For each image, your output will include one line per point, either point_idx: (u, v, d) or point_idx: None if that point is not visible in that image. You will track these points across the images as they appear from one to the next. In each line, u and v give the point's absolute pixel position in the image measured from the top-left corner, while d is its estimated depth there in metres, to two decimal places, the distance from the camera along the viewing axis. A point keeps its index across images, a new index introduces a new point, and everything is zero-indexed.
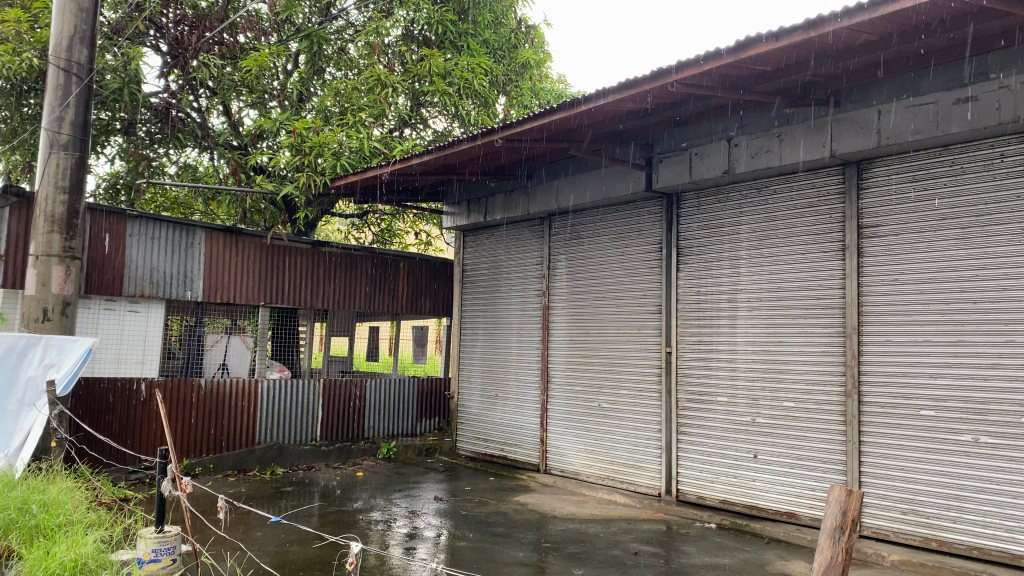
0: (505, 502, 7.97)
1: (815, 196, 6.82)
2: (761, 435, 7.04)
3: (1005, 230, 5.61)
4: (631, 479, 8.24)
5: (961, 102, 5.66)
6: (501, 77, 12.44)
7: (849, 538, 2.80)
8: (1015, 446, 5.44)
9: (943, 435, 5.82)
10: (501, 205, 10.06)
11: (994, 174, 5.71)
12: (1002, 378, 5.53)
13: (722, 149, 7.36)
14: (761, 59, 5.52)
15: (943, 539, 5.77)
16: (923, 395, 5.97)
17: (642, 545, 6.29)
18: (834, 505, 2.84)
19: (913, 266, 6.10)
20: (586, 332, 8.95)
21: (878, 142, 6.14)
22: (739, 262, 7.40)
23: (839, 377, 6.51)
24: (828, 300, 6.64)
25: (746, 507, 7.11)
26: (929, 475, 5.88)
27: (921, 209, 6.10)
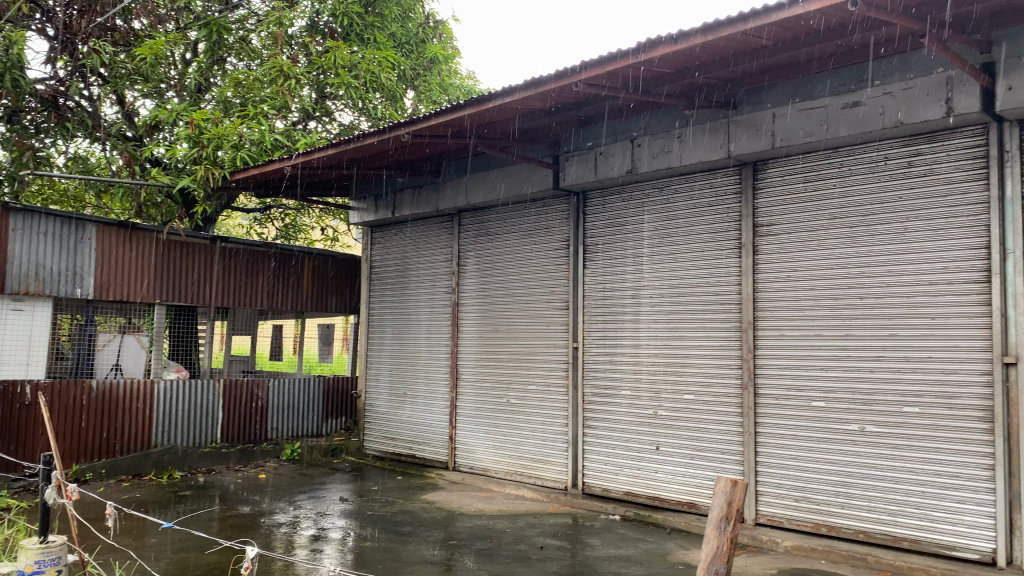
0: (412, 501, 7.92)
1: (714, 196, 7.03)
2: (663, 428, 7.22)
3: (888, 230, 5.91)
4: (539, 474, 8.31)
5: (849, 107, 5.94)
6: (409, 71, 12.32)
7: (734, 527, 2.90)
8: (897, 434, 5.75)
9: (832, 425, 6.10)
10: (408, 201, 9.97)
11: (878, 177, 6.00)
12: (886, 370, 5.84)
13: (625, 149, 7.50)
14: (662, 61, 5.64)
15: (832, 524, 6.05)
16: (814, 386, 6.23)
17: (548, 539, 6.35)
18: (721, 495, 2.92)
19: (804, 264, 6.36)
20: (494, 329, 8.97)
21: (772, 144, 6.37)
22: (642, 260, 7.55)
23: (737, 370, 6.73)
24: (726, 296, 6.86)
25: (648, 498, 7.27)
26: (820, 463, 6.15)
27: (813, 209, 6.36)
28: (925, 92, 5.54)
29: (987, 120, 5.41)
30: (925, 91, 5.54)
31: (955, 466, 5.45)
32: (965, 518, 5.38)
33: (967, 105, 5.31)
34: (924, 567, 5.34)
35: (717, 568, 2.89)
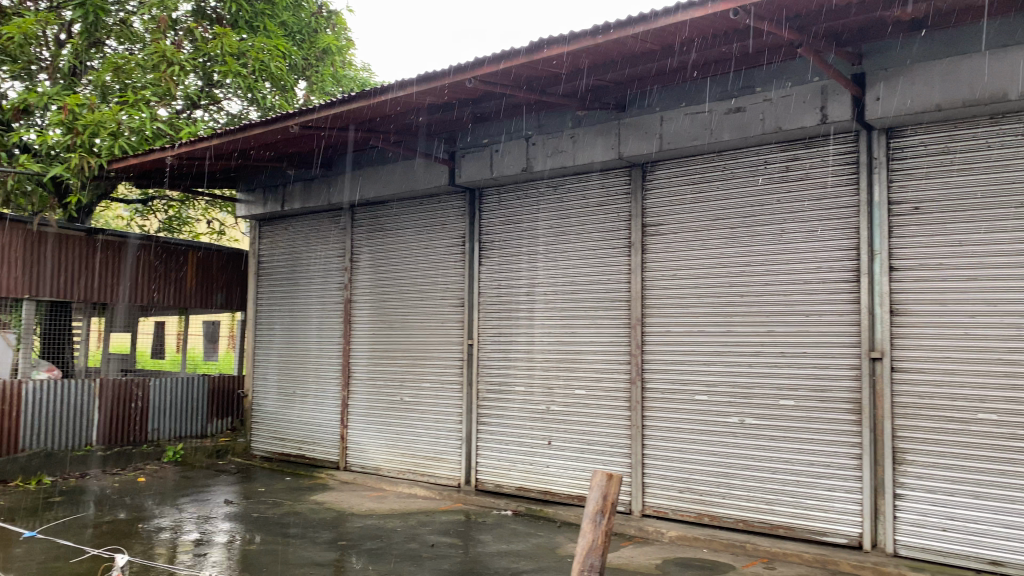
0: (301, 502, 7.74)
1: (605, 195, 7.17)
2: (555, 423, 7.31)
3: (767, 231, 6.17)
4: (432, 472, 8.28)
5: (732, 113, 6.17)
6: (300, 61, 12.02)
7: (608, 520, 3.24)
8: (774, 426, 6.02)
9: (715, 418, 6.33)
10: (299, 194, 9.74)
11: (758, 180, 6.26)
12: (765, 365, 6.10)
13: (520, 147, 7.55)
14: (554, 61, 5.70)
15: (713, 514, 6.28)
16: (698, 380, 6.45)
17: (439, 537, 6.33)
18: (596, 489, 3.26)
19: (690, 263, 6.57)
20: (387, 326, 8.87)
21: (660, 146, 6.56)
22: (536, 257, 7.62)
23: (625, 365, 6.89)
24: (616, 294, 7.01)
25: (540, 493, 7.35)
26: (703, 455, 6.37)
27: (698, 210, 6.57)
28: (802, 100, 5.81)
29: (857, 128, 5.73)
30: (802, 99, 5.81)
31: (826, 456, 5.76)
32: (835, 504, 5.70)
33: (840, 113, 5.61)
34: (798, 552, 5.62)
35: (592, 560, 3.20)
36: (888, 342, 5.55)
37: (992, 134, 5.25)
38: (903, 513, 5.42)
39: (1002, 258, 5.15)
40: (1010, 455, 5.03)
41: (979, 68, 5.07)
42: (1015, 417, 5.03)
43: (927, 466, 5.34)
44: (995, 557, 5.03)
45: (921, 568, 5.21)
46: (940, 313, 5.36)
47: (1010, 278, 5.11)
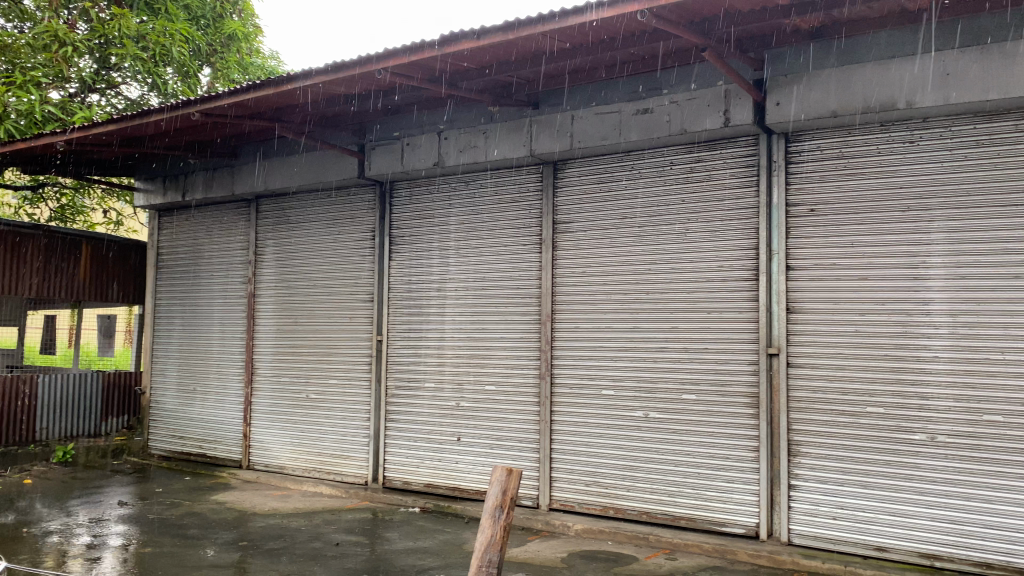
0: (201, 502, 7.49)
1: (517, 192, 7.20)
2: (464, 418, 7.30)
3: (674, 230, 6.31)
4: (338, 470, 8.15)
5: (640, 113, 6.29)
6: (204, 47, 11.62)
7: (507, 514, 3.46)
8: (677, 419, 6.17)
9: (620, 412, 6.45)
10: (201, 183, 9.41)
11: (666, 180, 6.39)
12: (670, 360, 6.24)
13: (432, 141, 7.50)
14: (465, 55, 5.67)
15: (618, 506, 6.39)
16: (605, 375, 6.55)
17: (345, 535, 6.23)
18: (495, 485, 3.48)
19: (599, 260, 6.66)
20: (293, 321, 8.67)
21: (571, 145, 6.62)
22: (447, 253, 7.58)
23: (535, 361, 6.94)
24: (526, 290, 7.05)
25: (449, 489, 7.34)
26: (609, 449, 6.48)
27: (607, 208, 6.66)
28: (707, 103, 5.97)
29: (758, 132, 5.93)
30: (707, 102, 5.97)
31: (726, 448, 5.94)
32: (734, 495, 5.89)
33: (742, 117, 5.79)
34: (698, 543, 5.78)
35: (491, 555, 3.42)
36: (785, 338, 5.76)
37: (883, 140, 5.51)
38: (797, 503, 5.64)
39: (890, 259, 5.42)
40: (895, 446, 5.31)
41: (872, 78, 5.32)
42: (900, 410, 5.32)
43: (820, 457, 5.58)
44: (881, 543, 5.30)
45: (813, 555, 5.44)
46: (833, 311, 5.61)
47: (897, 278, 5.39)
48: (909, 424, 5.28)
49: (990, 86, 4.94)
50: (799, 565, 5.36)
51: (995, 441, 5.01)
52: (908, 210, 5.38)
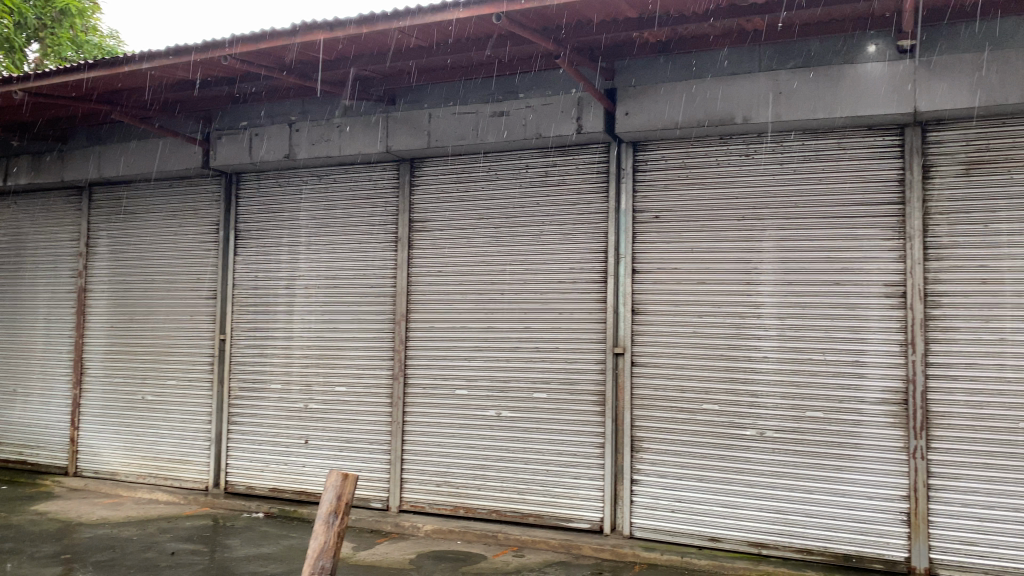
0: (18, 513, 6.90)
1: (371, 189, 7.09)
2: (312, 420, 7.11)
3: (528, 232, 6.40)
4: (176, 475, 7.74)
5: (496, 116, 6.33)
6: (32, 21, 10.72)
7: (341, 520, 3.58)
8: (528, 419, 6.27)
9: (472, 412, 6.47)
10: (25, 167, 8.67)
11: (521, 182, 6.48)
12: (521, 359, 6.33)
13: (282, 133, 7.23)
14: (318, 46, 5.52)
15: (469, 505, 6.42)
16: (457, 376, 6.55)
17: (181, 544, 5.92)
18: (331, 489, 3.57)
19: (453, 260, 6.66)
20: (129, 318, 8.15)
21: (428, 144, 6.57)
22: (298, 249, 7.36)
23: (387, 361, 6.85)
24: (380, 289, 6.95)
25: (295, 493, 7.12)
26: (460, 449, 6.49)
27: (462, 208, 6.67)
28: (561, 109, 6.10)
29: (609, 140, 6.12)
30: (561, 108, 6.10)
31: (573, 446, 6.10)
32: (580, 492, 6.05)
33: (594, 125, 5.95)
34: (545, 539, 5.90)
35: (323, 561, 3.52)
36: (630, 338, 5.98)
37: (722, 152, 5.83)
38: (639, 497, 5.87)
39: (728, 266, 5.74)
40: (728, 442, 5.63)
41: (715, 93, 5.61)
42: (733, 407, 5.64)
43: (661, 453, 5.83)
44: (714, 533, 5.61)
45: (652, 548, 5.68)
46: (675, 313, 5.87)
47: (733, 284, 5.72)
48: (741, 420, 5.61)
49: (817, 106, 5.33)
50: (639, 557, 5.58)
51: (816, 435, 5.41)
52: (744, 219, 5.72)
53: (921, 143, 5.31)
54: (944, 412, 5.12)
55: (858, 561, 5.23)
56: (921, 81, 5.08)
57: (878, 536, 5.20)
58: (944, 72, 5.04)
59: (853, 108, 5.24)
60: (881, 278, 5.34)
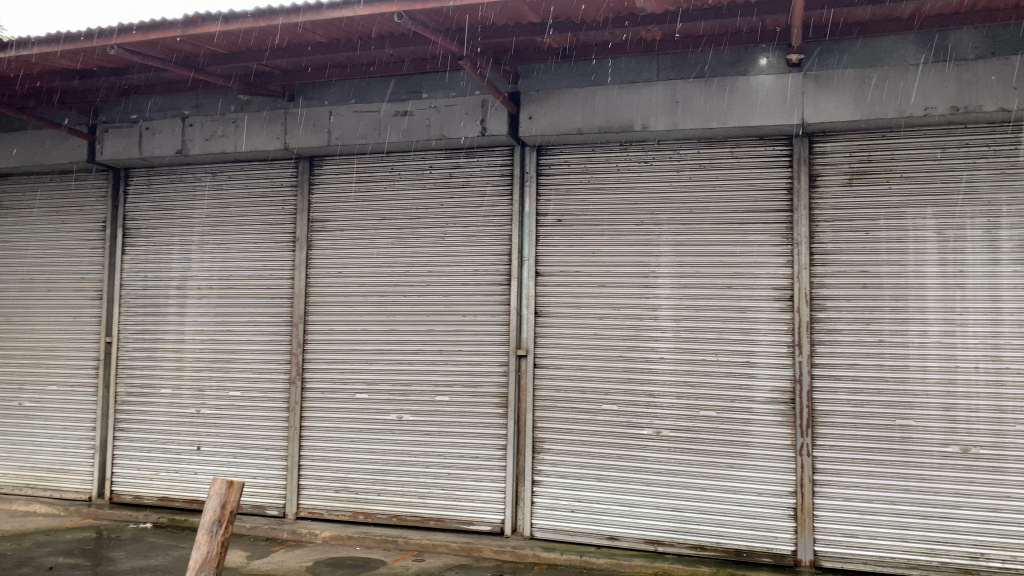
0: None
1: (270, 187, 6.90)
2: (205, 426, 6.85)
3: (430, 233, 6.36)
4: (56, 486, 7.32)
5: (399, 115, 6.28)
6: None
7: (225, 529, 3.74)
8: (429, 422, 6.22)
9: (372, 415, 6.38)
10: None
11: (424, 183, 6.43)
12: (423, 362, 6.29)
13: (174, 127, 6.96)
14: (213, 38, 5.33)
15: (368, 511, 6.32)
16: (357, 379, 6.44)
17: (60, 558, 5.60)
18: (215, 498, 3.73)
19: (354, 261, 6.55)
20: (5, 319, 7.67)
21: (328, 142, 6.44)
22: (191, 248, 7.09)
23: (285, 364, 6.67)
24: (278, 290, 6.77)
25: (186, 502, 6.85)
26: (359, 453, 6.39)
27: (363, 208, 6.57)
28: (464, 110, 6.10)
29: (512, 142, 6.16)
30: (464, 109, 6.10)
31: (475, 448, 6.09)
32: (481, 494, 6.05)
33: (498, 127, 5.98)
34: (446, 542, 5.87)
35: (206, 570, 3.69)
36: (532, 341, 6.02)
37: (623, 158, 5.95)
38: (540, 498, 5.91)
39: (627, 269, 5.86)
40: (626, 442, 5.73)
41: (616, 100, 5.73)
42: (631, 408, 5.75)
43: (561, 454, 5.89)
44: (613, 532, 5.70)
45: (552, 548, 5.73)
46: (576, 316, 5.95)
47: (631, 287, 5.84)
48: (639, 420, 5.73)
49: (713, 116, 5.51)
50: (539, 557, 5.62)
51: (710, 434, 5.58)
52: (643, 224, 5.85)
53: (808, 154, 5.56)
54: (827, 410, 5.37)
55: (748, 555, 5.42)
56: (809, 94, 5.33)
57: (767, 531, 5.40)
58: (829, 86, 5.30)
59: (745, 118, 5.44)
60: (771, 282, 5.55)
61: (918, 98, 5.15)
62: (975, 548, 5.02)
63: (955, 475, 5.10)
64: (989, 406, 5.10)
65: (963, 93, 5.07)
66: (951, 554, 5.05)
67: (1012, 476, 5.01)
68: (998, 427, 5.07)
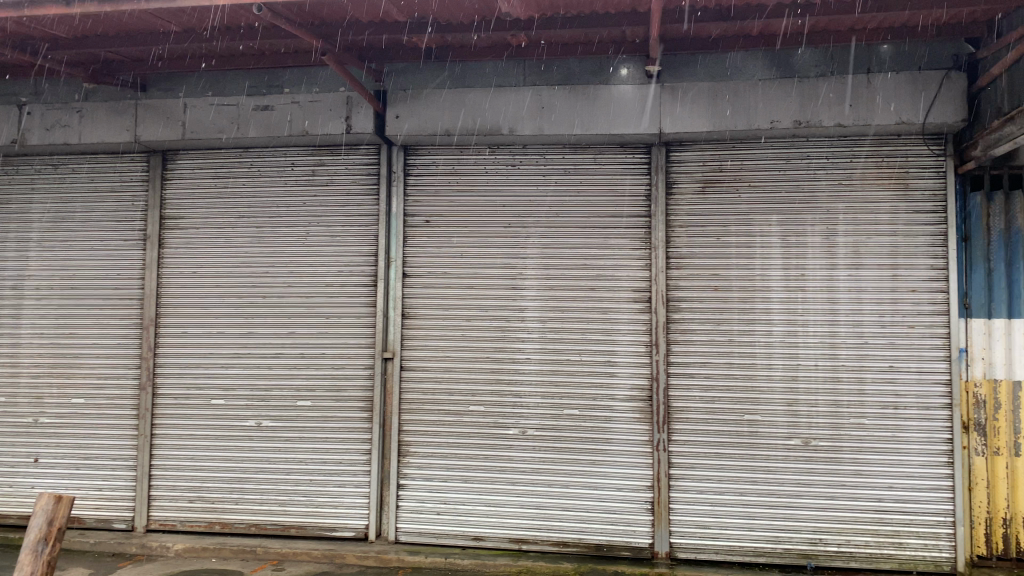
0: None
1: (118, 182, 6.51)
2: (43, 437, 6.38)
3: (292, 233, 6.18)
4: None
5: (259, 110, 6.07)
6: None
7: (51, 547, 3.56)
8: (291, 428, 6.05)
9: (229, 421, 6.12)
10: None
11: (285, 180, 6.25)
12: (284, 365, 6.10)
13: (9, 114, 6.45)
14: (52, 20, 4.95)
15: (225, 521, 6.07)
16: (214, 384, 6.18)
17: None
18: (41, 515, 3.55)
19: (211, 260, 6.28)
20: None
21: (183, 135, 6.15)
22: (28, 245, 6.58)
23: (134, 370, 6.31)
24: (127, 291, 6.40)
25: (21, 519, 6.35)
26: (215, 461, 6.12)
27: (221, 205, 6.31)
28: (328, 107, 5.96)
29: (378, 141, 6.08)
30: (328, 106, 5.96)
31: (339, 453, 5.97)
32: (344, 500, 5.94)
33: (363, 125, 5.88)
34: (307, 550, 5.72)
35: None
36: (399, 343, 5.97)
37: (489, 161, 6.00)
38: (405, 501, 5.86)
39: (493, 271, 5.91)
40: (491, 442, 5.78)
41: (482, 103, 5.76)
42: (497, 408, 5.80)
43: (426, 456, 5.86)
44: (477, 532, 5.74)
45: (416, 552, 5.70)
46: (443, 317, 5.94)
47: (497, 289, 5.89)
48: (504, 420, 5.79)
49: (576, 122, 5.65)
50: (404, 561, 5.58)
51: (572, 432, 5.70)
52: (509, 227, 5.92)
53: (666, 162, 5.80)
54: (682, 407, 5.61)
55: (608, 549, 5.57)
56: (666, 105, 5.54)
57: (626, 525, 5.58)
58: (684, 97, 5.54)
59: (607, 125, 5.61)
60: (631, 284, 5.75)
61: (766, 112, 5.46)
62: (813, 534, 5.38)
63: (797, 466, 5.45)
64: (826, 401, 5.47)
65: (806, 109, 5.41)
66: (793, 541, 5.40)
67: (847, 466, 5.40)
68: (834, 419, 5.44)
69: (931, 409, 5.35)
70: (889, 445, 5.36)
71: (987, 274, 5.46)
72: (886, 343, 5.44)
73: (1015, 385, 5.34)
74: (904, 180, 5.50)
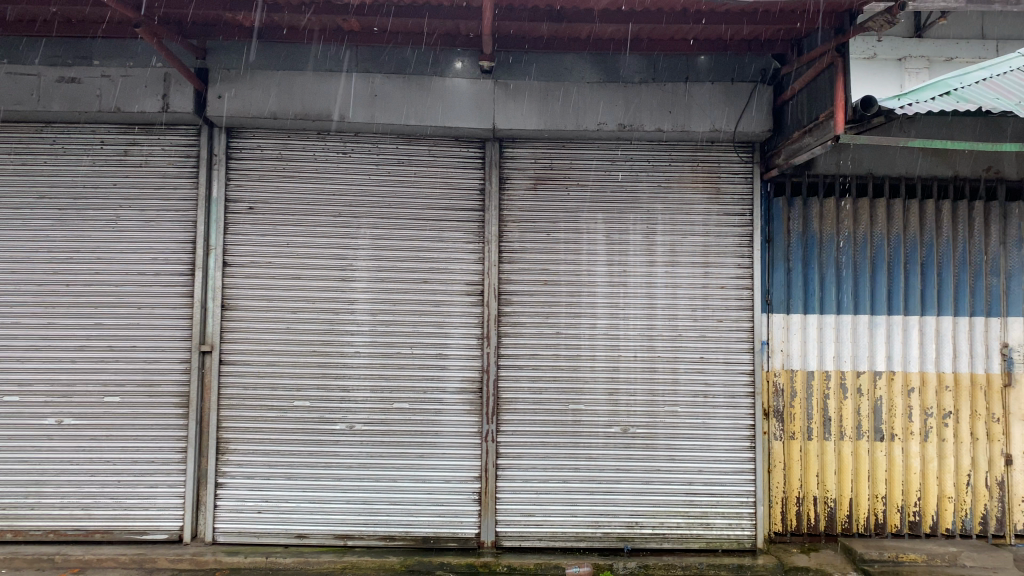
0: None
1: None
2: None
3: (101, 216, 5.75)
4: None
5: (65, 82, 5.60)
6: None
7: None
8: (96, 425, 5.62)
9: (23, 420, 5.60)
10: None
11: (93, 159, 5.79)
12: (90, 359, 5.66)
13: None
14: None
15: (18, 529, 5.56)
16: (6, 379, 5.63)
17: None
18: None
19: (4, 243, 5.71)
20: None
21: None
22: None
23: None
24: None
25: None
26: (7, 464, 5.58)
27: (17, 183, 5.74)
28: (143, 83, 5.60)
29: (199, 122, 5.76)
30: (143, 82, 5.60)
31: (151, 452, 5.63)
32: (157, 501, 5.62)
33: (182, 105, 5.56)
34: (113, 556, 5.36)
35: None
36: (219, 336, 5.69)
37: (319, 148, 5.84)
38: (223, 500, 5.61)
39: (321, 261, 5.76)
40: (317, 437, 5.65)
41: (312, 88, 5.60)
42: (324, 402, 5.68)
43: (247, 454, 5.63)
44: (301, 530, 5.58)
45: (235, 552, 5.48)
46: (267, 308, 5.73)
47: (325, 280, 5.75)
48: (330, 415, 5.67)
49: (411, 113, 5.61)
50: (221, 563, 5.35)
51: (401, 425, 5.68)
52: (339, 216, 5.79)
53: (499, 157, 5.88)
54: (511, 398, 5.72)
55: (435, 541, 5.60)
56: (498, 101, 5.63)
57: (453, 516, 5.62)
58: (517, 95, 5.64)
59: (441, 118, 5.62)
60: (463, 278, 5.79)
61: (593, 114, 5.65)
62: (631, 518, 5.65)
63: (617, 453, 5.69)
64: (644, 391, 5.75)
65: (630, 113, 5.66)
66: (612, 525, 5.64)
67: (661, 452, 5.70)
68: (651, 408, 5.73)
69: (736, 397, 5.75)
70: (699, 432, 5.71)
71: (787, 272, 5.93)
72: (698, 336, 5.79)
73: (810, 374, 5.86)
74: (716, 184, 5.88)
